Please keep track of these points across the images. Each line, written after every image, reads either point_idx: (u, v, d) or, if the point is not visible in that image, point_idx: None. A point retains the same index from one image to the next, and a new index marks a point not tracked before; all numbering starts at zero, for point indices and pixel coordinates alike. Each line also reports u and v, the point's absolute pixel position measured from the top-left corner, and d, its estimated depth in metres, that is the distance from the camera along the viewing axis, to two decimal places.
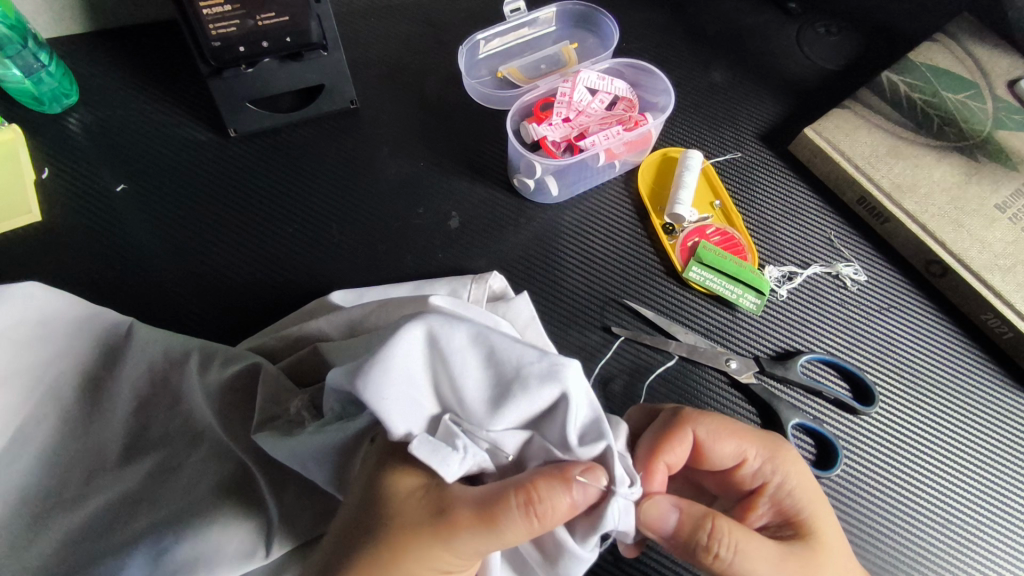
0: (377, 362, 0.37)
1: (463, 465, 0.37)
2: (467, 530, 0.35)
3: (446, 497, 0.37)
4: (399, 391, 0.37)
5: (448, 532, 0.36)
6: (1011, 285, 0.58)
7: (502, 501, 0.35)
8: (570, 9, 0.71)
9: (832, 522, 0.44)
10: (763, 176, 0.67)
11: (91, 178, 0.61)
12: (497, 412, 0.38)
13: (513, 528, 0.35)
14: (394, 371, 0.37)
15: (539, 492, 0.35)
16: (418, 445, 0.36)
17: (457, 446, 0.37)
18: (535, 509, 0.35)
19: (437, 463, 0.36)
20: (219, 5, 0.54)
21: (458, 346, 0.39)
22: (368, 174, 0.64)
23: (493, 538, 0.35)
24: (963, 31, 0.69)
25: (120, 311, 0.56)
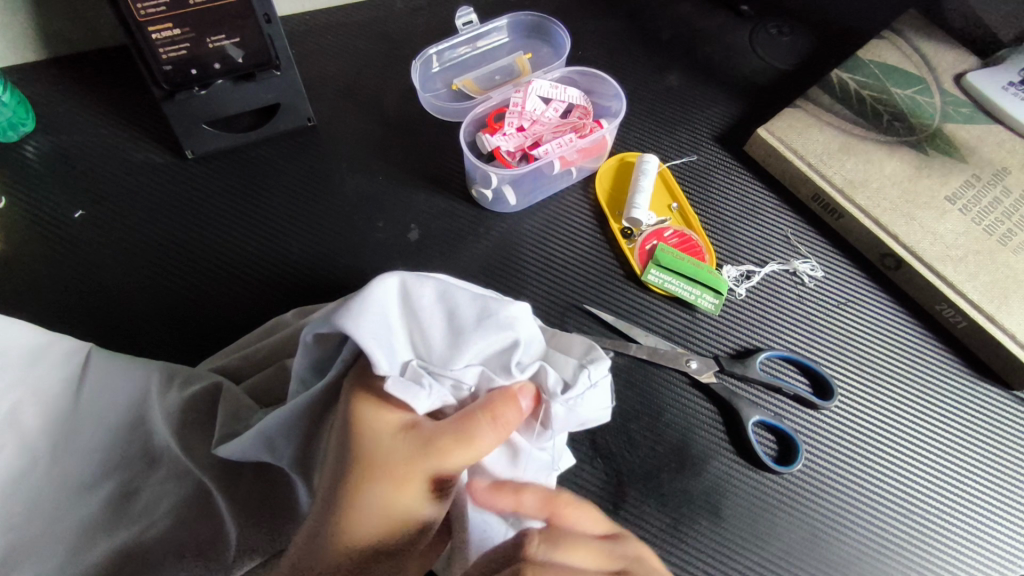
0: (362, 307, 0.40)
1: (430, 396, 0.40)
2: (452, 454, 0.39)
3: (424, 435, 0.40)
4: (377, 332, 0.40)
5: (434, 465, 0.39)
6: (962, 274, 0.59)
7: (475, 423, 0.39)
8: (523, 20, 0.72)
9: None
10: (720, 177, 0.68)
11: (48, 206, 0.61)
12: (460, 351, 0.42)
13: (489, 443, 0.39)
14: (378, 317, 0.40)
15: (499, 409, 0.40)
16: (394, 386, 0.39)
17: (423, 383, 0.40)
18: (499, 419, 0.40)
19: (409, 397, 0.40)
20: (169, 29, 0.55)
21: (429, 298, 0.43)
22: (328, 190, 0.64)
23: (472, 456, 0.39)
24: (910, 27, 0.70)
25: (78, 336, 0.56)
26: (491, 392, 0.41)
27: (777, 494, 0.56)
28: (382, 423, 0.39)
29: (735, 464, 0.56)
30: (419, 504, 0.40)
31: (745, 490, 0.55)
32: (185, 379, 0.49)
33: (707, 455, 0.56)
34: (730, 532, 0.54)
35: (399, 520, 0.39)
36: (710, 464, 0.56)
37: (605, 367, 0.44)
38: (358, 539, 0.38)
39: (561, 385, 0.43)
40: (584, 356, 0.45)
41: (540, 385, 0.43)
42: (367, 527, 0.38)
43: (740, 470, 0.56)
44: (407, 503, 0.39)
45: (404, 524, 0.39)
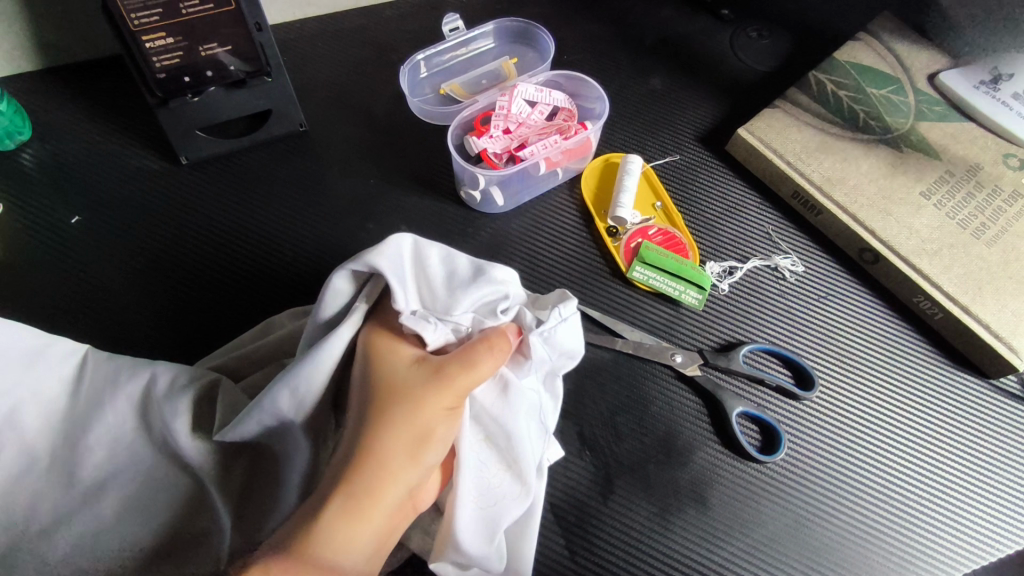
0: (381, 250, 0.44)
1: (438, 333, 0.44)
2: (459, 375, 0.42)
3: (432, 362, 0.43)
4: (394, 275, 0.43)
5: (445, 383, 0.42)
6: (938, 267, 0.61)
7: (475, 347, 0.43)
8: (507, 26, 0.74)
9: None
10: (702, 176, 0.69)
11: (45, 213, 0.62)
12: (458, 297, 0.45)
13: (490, 367, 0.42)
14: (393, 261, 0.44)
15: (495, 338, 0.43)
16: (406, 318, 0.43)
17: (431, 321, 0.44)
18: (496, 342, 0.43)
19: (419, 328, 0.43)
20: (162, 38, 0.56)
21: (433, 254, 0.46)
22: (319, 194, 0.66)
23: (478, 377, 0.42)
24: (885, 30, 0.72)
25: (75, 338, 0.57)
26: (488, 329, 0.45)
27: (762, 484, 0.57)
28: (395, 353, 0.43)
29: (720, 455, 0.58)
30: (435, 423, 0.41)
31: (730, 480, 0.57)
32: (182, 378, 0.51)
33: (692, 446, 0.58)
34: (715, 521, 0.56)
35: (421, 438, 0.41)
36: (696, 455, 0.57)
37: (575, 306, 0.47)
38: (383, 455, 0.39)
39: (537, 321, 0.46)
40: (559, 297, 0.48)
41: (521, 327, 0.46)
42: (391, 445, 0.40)
43: (726, 461, 0.57)
44: (425, 421, 0.41)
45: (425, 443, 0.41)
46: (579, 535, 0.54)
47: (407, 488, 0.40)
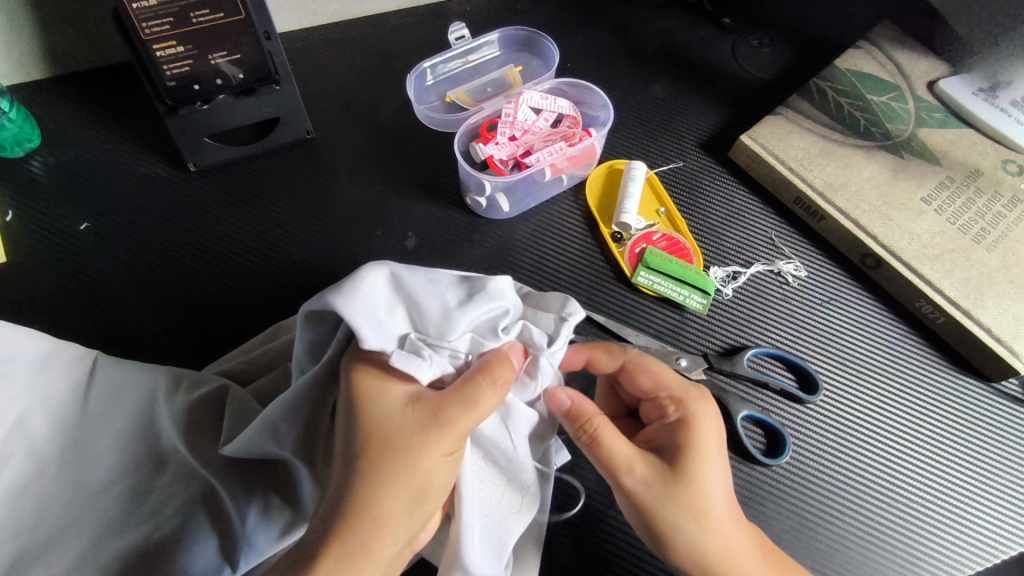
0: (356, 293, 0.43)
1: (433, 366, 0.44)
2: (460, 418, 0.42)
3: (429, 404, 0.42)
4: (373, 315, 0.43)
5: (444, 427, 0.41)
6: (939, 272, 0.62)
7: (472, 383, 0.43)
8: (513, 34, 0.74)
9: (709, 453, 0.47)
10: (705, 182, 0.70)
11: (54, 219, 0.63)
12: (453, 323, 0.45)
13: (491, 403, 0.43)
14: (375, 303, 0.43)
15: (494, 370, 0.43)
16: (396, 358, 0.42)
17: (425, 355, 0.44)
18: (499, 381, 0.43)
19: (413, 368, 0.43)
20: (172, 47, 0.57)
21: (417, 281, 0.46)
22: (326, 201, 0.66)
23: (476, 416, 0.42)
24: (884, 38, 0.73)
25: (83, 344, 0.58)
26: (485, 359, 0.45)
27: (768, 486, 0.57)
28: (388, 397, 0.42)
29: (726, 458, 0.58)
30: (436, 471, 0.41)
31: (737, 483, 0.57)
32: (192, 383, 0.51)
33: None
34: None
35: (420, 491, 0.41)
36: None
37: (581, 319, 0.49)
38: (382, 509, 0.39)
39: (547, 338, 0.48)
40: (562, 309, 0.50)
41: (525, 341, 0.48)
42: (391, 498, 0.40)
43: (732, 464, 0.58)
44: (425, 471, 0.41)
45: (426, 493, 0.41)
46: (586, 538, 0.55)
47: (405, 540, 0.41)
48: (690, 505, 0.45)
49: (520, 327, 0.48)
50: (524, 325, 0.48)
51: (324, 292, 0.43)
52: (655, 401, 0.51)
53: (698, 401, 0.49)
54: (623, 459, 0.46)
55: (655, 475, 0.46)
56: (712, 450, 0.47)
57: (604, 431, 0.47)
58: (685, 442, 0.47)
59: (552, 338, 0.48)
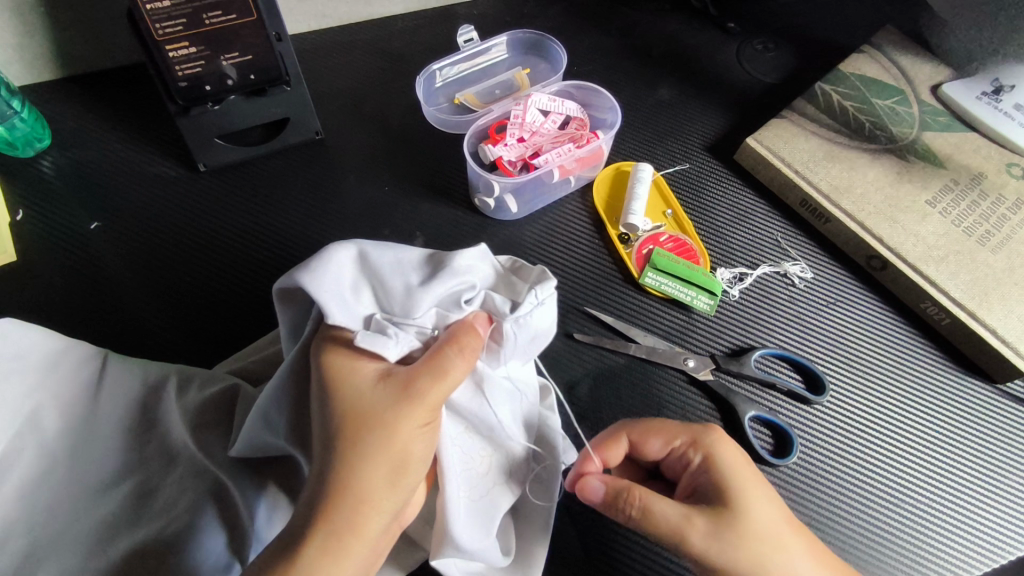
0: (318, 275, 0.43)
1: (399, 344, 0.44)
2: (431, 390, 0.42)
3: (399, 378, 0.42)
4: (337, 293, 0.43)
5: (415, 399, 0.42)
6: (944, 273, 0.62)
7: (440, 355, 0.43)
8: (520, 37, 0.75)
9: (755, 487, 0.45)
10: (711, 184, 0.71)
11: (64, 218, 0.63)
12: (414, 300, 0.44)
13: (460, 371, 0.43)
14: (337, 284, 0.43)
15: (461, 339, 0.44)
16: (360, 339, 0.42)
17: (390, 334, 0.44)
18: (466, 350, 0.43)
19: (377, 347, 0.43)
20: (185, 48, 0.57)
21: (385, 259, 0.46)
22: (335, 201, 0.67)
23: (446, 386, 0.43)
24: (888, 42, 0.74)
25: (93, 341, 0.58)
26: (450, 331, 0.45)
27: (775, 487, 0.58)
28: (357, 375, 0.42)
29: None
30: (412, 444, 0.41)
31: None
32: (202, 381, 0.51)
33: None
34: None
35: (400, 464, 0.41)
36: None
37: (552, 288, 0.46)
38: (366, 485, 0.39)
39: (510, 305, 0.46)
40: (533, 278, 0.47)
41: (490, 310, 0.46)
42: (372, 474, 0.40)
43: None
44: (402, 444, 0.41)
45: (406, 466, 0.41)
46: (594, 537, 0.55)
47: (391, 515, 0.41)
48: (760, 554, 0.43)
49: (484, 297, 0.46)
50: (488, 294, 0.46)
51: (289, 274, 0.43)
52: (673, 454, 0.49)
53: (716, 442, 0.47)
54: (676, 524, 0.44)
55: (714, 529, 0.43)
56: (756, 484, 0.45)
57: (649, 502, 0.45)
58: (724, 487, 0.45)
59: (517, 306, 0.46)
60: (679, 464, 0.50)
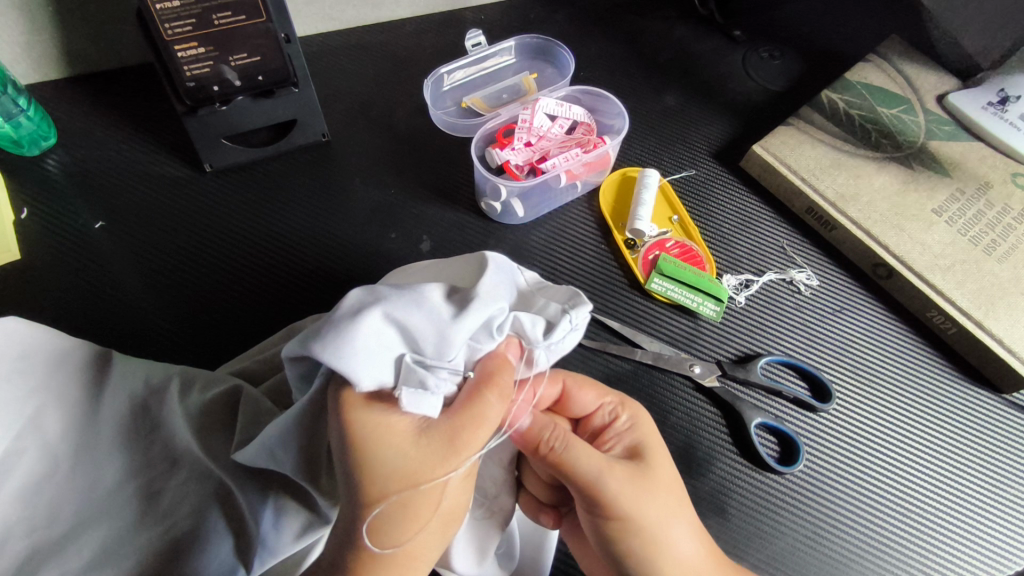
0: (340, 335, 0.41)
1: (439, 395, 0.43)
2: (474, 439, 0.42)
3: (440, 432, 0.42)
4: (367, 355, 0.41)
5: (461, 450, 0.42)
6: (951, 282, 0.62)
7: (481, 399, 0.43)
8: (529, 42, 0.76)
9: (664, 454, 0.50)
10: (717, 191, 0.71)
11: (70, 218, 0.63)
12: (448, 342, 0.42)
13: (498, 412, 0.43)
14: (362, 338, 0.41)
15: (499, 379, 0.44)
16: (405, 400, 0.41)
17: (429, 387, 0.42)
18: (505, 392, 0.44)
19: (418, 405, 0.42)
20: (193, 48, 0.57)
21: (406, 308, 0.42)
22: (341, 202, 0.66)
23: (488, 429, 0.43)
24: (894, 51, 0.74)
25: (97, 343, 0.57)
26: (484, 374, 0.44)
27: (781, 495, 0.57)
28: (394, 432, 0.41)
29: (739, 466, 0.58)
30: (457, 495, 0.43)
31: (749, 491, 0.57)
32: (206, 382, 0.50)
33: (711, 456, 0.58)
34: (736, 531, 0.56)
35: (447, 516, 0.43)
36: (716, 465, 0.58)
37: (586, 312, 0.47)
38: (418, 543, 0.41)
39: (542, 330, 0.46)
40: (567, 300, 0.47)
41: (520, 333, 0.46)
42: (423, 533, 0.41)
43: (744, 471, 0.58)
44: (448, 498, 0.42)
45: (449, 514, 0.43)
46: None
47: (435, 557, 0.43)
48: (644, 494, 0.46)
49: (514, 320, 0.45)
50: (517, 316, 0.45)
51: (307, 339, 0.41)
52: (597, 414, 0.52)
53: (636, 408, 0.52)
54: (599, 472, 0.45)
55: (631, 478, 0.46)
56: (664, 452, 0.50)
57: (573, 439, 0.46)
58: (642, 446, 0.49)
59: (553, 332, 0.46)
60: (599, 422, 0.52)
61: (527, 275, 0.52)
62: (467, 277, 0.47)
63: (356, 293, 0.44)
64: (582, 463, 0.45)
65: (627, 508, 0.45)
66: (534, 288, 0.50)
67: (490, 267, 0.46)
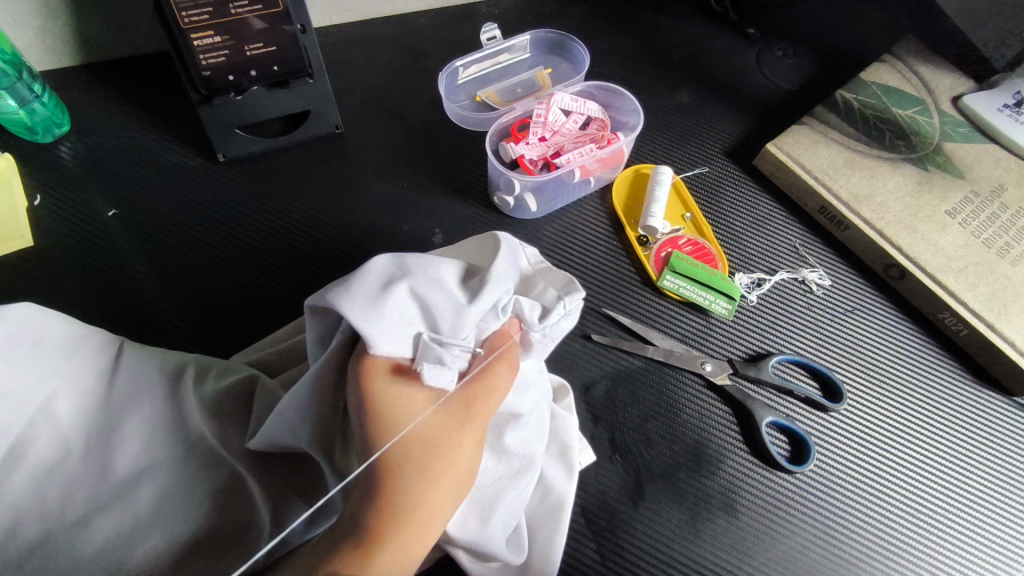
0: (366, 305, 0.41)
1: (456, 371, 0.43)
2: (487, 406, 0.42)
3: (455, 401, 0.42)
4: (390, 328, 0.41)
5: (476, 417, 0.42)
6: (963, 284, 0.62)
7: (493, 370, 0.44)
8: (544, 36, 0.75)
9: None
10: (730, 190, 0.70)
11: (84, 206, 0.63)
12: (464, 321, 0.44)
13: (507, 382, 0.44)
14: (387, 309, 0.42)
15: (509, 353, 0.46)
16: (427, 374, 0.41)
17: (447, 363, 0.42)
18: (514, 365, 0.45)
19: (437, 379, 0.42)
20: (209, 37, 0.57)
21: (427, 287, 0.44)
22: (353, 195, 0.66)
23: (499, 399, 0.44)
24: (909, 52, 0.74)
25: (110, 330, 0.57)
26: (491, 350, 0.46)
27: (790, 495, 0.57)
28: (414, 401, 0.41)
29: (749, 464, 0.58)
30: (475, 462, 0.41)
31: (758, 489, 0.57)
32: (220, 371, 0.50)
33: (721, 454, 0.58)
34: (745, 529, 0.56)
35: (465, 482, 0.40)
36: (726, 462, 0.58)
37: (580, 298, 0.49)
38: (438, 507, 0.38)
39: (541, 313, 0.48)
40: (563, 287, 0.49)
41: (520, 315, 0.48)
42: (442, 496, 0.38)
43: (754, 469, 0.58)
44: (467, 463, 0.40)
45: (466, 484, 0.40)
46: (609, 539, 0.54)
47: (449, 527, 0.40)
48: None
49: (515, 303, 0.48)
50: (517, 300, 0.48)
51: (333, 296, 0.41)
52: None
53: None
54: None
55: None
56: None
57: None
58: None
59: (553, 315, 0.48)
60: None
61: (529, 253, 0.53)
62: (479, 259, 0.49)
63: (382, 260, 0.44)
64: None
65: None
66: (537, 270, 0.51)
67: (504, 249, 0.48)
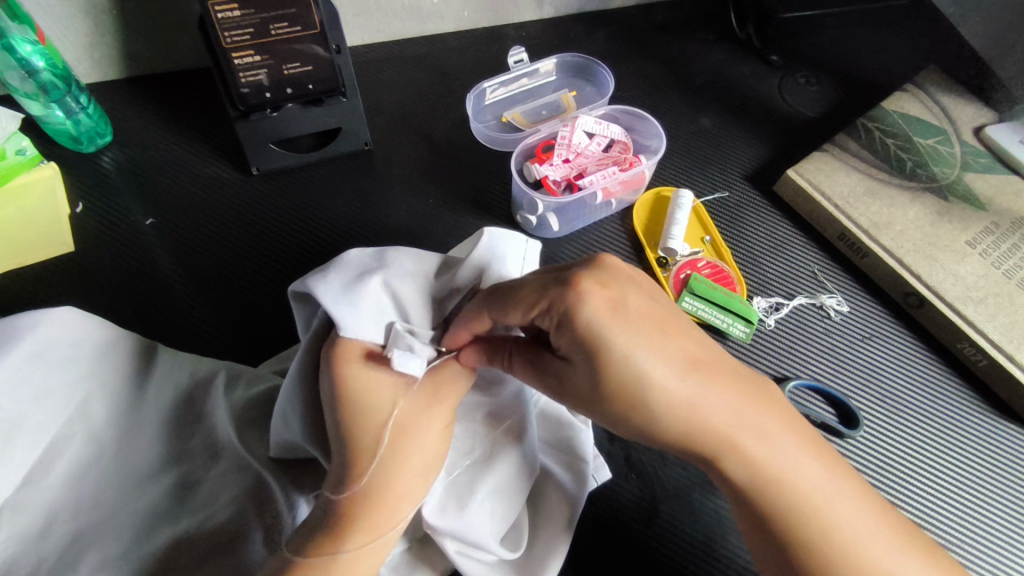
0: (344, 293, 0.44)
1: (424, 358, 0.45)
2: (450, 395, 0.45)
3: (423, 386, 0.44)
4: (364, 316, 0.44)
5: (439, 404, 0.44)
6: (983, 315, 0.62)
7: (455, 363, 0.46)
8: (569, 61, 0.78)
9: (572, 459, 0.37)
10: (749, 214, 0.71)
11: (123, 214, 0.65)
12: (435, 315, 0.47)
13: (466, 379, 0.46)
14: (364, 299, 0.44)
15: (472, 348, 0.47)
16: (397, 359, 0.43)
17: (415, 351, 0.44)
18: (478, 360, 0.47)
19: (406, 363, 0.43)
20: (250, 56, 0.60)
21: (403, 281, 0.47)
22: (380, 210, 0.68)
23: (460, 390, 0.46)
24: (932, 83, 0.75)
25: (143, 334, 0.59)
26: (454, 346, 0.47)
27: None
28: (384, 386, 0.43)
29: None
30: (441, 447, 0.43)
31: None
32: (249, 379, 0.53)
33: None
34: None
35: (430, 463, 0.42)
36: None
37: None
38: (402, 487, 0.41)
39: None
40: None
41: None
42: (407, 479, 0.41)
43: None
44: (432, 448, 0.43)
45: (432, 468, 0.43)
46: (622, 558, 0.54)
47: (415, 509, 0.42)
48: (759, 426, 0.40)
49: None
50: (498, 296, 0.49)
51: (311, 281, 0.45)
52: None
53: (628, 284, 0.42)
54: None
55: None
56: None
57: None
58: None
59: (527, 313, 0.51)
60: None
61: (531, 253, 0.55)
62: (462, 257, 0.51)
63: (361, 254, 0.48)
64: (675, 412, 0.40)
65: (763, 455, 0.40)
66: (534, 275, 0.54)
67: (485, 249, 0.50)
